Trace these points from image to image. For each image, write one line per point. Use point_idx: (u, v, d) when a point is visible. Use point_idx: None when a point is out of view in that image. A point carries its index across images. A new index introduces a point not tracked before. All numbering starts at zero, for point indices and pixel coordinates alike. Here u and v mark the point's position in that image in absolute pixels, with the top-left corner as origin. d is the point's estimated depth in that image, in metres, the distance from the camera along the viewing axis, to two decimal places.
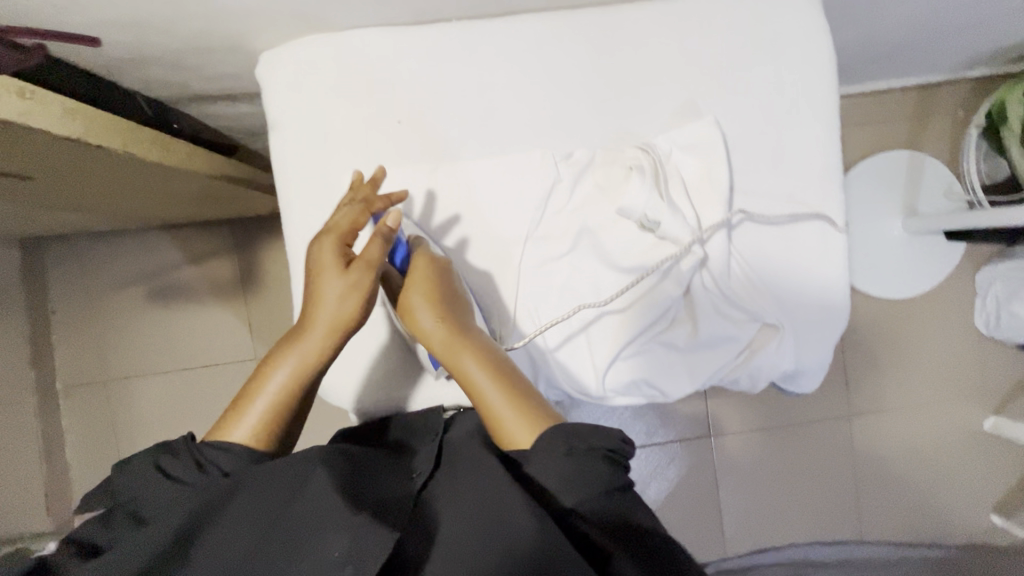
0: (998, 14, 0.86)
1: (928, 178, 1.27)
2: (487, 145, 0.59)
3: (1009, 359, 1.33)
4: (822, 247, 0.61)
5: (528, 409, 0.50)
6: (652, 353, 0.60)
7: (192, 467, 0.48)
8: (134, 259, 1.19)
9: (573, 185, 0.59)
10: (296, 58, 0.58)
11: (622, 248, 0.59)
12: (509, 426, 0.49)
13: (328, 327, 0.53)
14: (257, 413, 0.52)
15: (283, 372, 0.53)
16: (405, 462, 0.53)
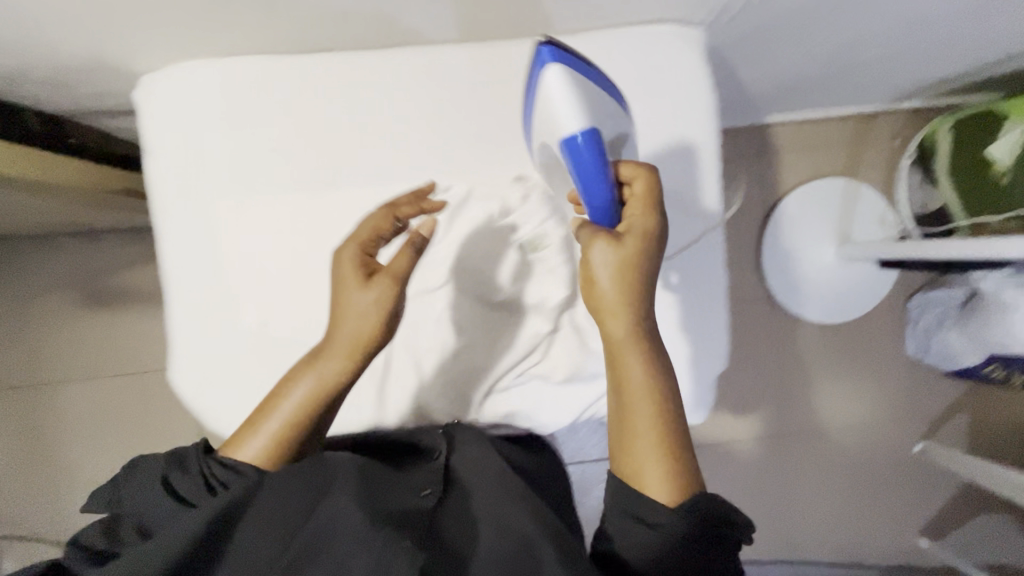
0: (909, 54, 0.87)
1: (862, 206, 1.29)
2: (363, 178, 0.59)
3: (940, 385, 1.35)
4: (696, 288, 0.65)
5: (671, 453, 0.47)
6: (533, 385, 0.61)
7: (195, 482, 0.49)
8: (66, 262, 1.17)
9: (452, 220, 0.59)
10: (175, 84, 0.58)
11: (495, 282, 0.60)
12: (645, 468, 0.47)
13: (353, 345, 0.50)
14: (270, 428, 0.50)
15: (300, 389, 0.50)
16: (412, 479, 0.53)
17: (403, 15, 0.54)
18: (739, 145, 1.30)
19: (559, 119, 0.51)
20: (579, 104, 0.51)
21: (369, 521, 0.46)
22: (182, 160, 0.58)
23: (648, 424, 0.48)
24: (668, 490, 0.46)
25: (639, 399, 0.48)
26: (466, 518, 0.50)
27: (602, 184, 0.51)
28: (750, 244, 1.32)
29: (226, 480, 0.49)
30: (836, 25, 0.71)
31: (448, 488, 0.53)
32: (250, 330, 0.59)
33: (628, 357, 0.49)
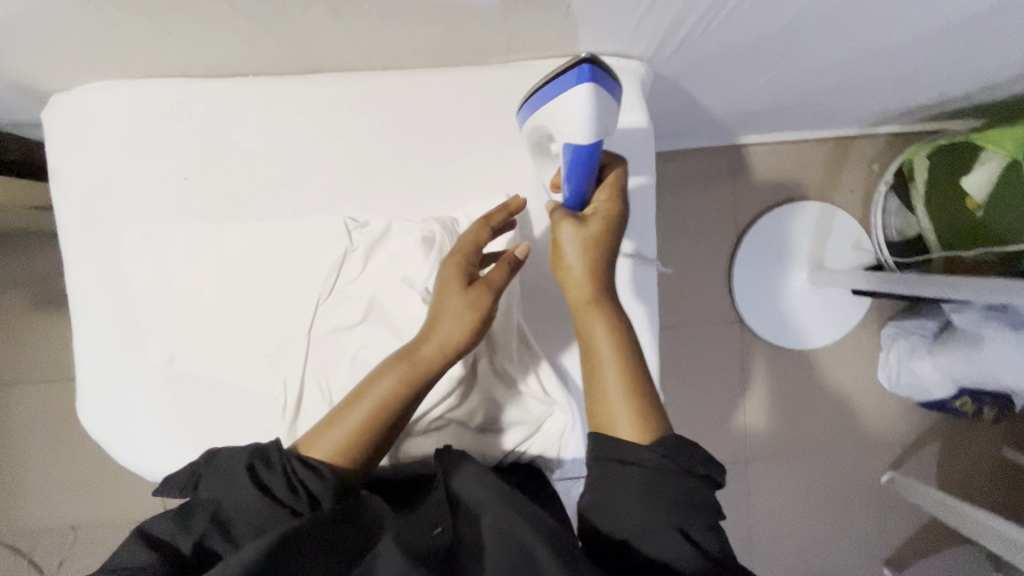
0: (880, 83, 0.83)
1: (837, 231, 1.26)
2: (279, 208, 0.57)
3: (908, 414, 1.32)
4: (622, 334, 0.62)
5: (636, 398, 0.48)
6: (454, 428, 0.59)
7: (283, 484, 0.46)
8: (12, 265, 1.14)
9: (367, 257, 0.57)
10: (83, 105, 0.55)
11: (410, 323, 0.56)
12: (614, 413, 0.47)
13: (449, 341, 0.50)
14: (356, 422, 0.49)
15: (386, 384, 0.49)
16: (417, 516, 0.50)
17: (317, 42, 0.51)
18: (713, 165, 1.27)
19: (567, 126, 0.45)
20: (597, 121, 0.45)
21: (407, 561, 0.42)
22: (89, 187, 0.56)
23: (613, 373, 0.49)
24: (636, 428, 0.46)
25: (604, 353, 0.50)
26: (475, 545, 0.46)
27: (587, 182, 0.51)
28: (722, 265, 1.29)
29: (305, 482, 0.47)
30: (790, 59, 0.68)
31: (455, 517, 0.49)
32: (157, 363, 0.57)
33: (583, 311, 0.51)
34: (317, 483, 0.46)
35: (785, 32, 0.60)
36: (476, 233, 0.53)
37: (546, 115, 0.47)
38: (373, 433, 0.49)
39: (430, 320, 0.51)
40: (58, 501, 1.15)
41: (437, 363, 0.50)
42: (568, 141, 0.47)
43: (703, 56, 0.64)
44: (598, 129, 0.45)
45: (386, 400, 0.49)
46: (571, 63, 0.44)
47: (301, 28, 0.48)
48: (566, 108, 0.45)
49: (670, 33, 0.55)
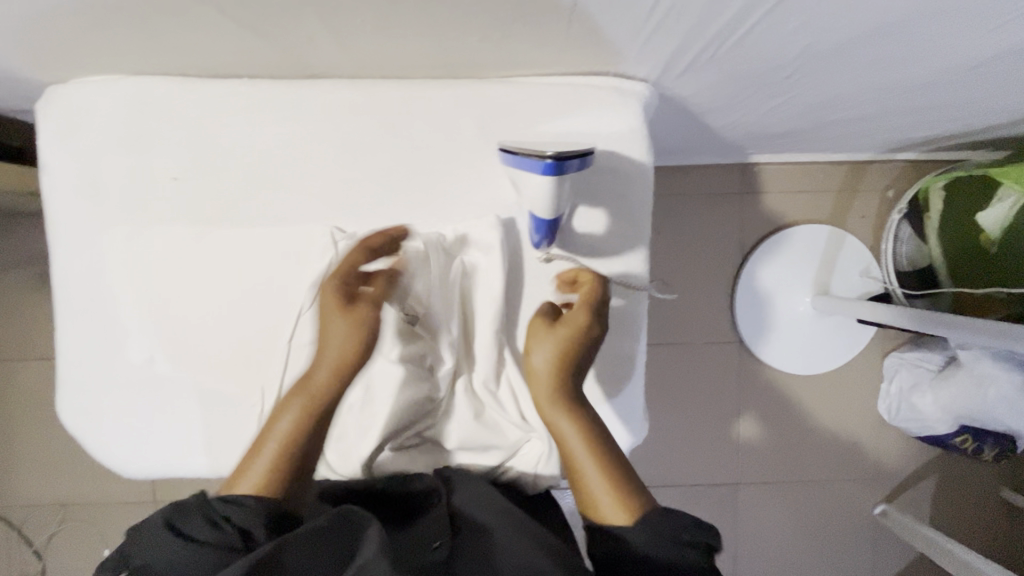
0: (901, 113, 0.80)
1: (844, 257, 1.24)
2: (265, 215, 0.56)
3: (906, 448, 1.30)
4: (602, 365, 0.60)
5: (617, 479, 0.48)
6: (428, 448, 0.59)
7: (207, 523, 0.41)
8: (12, 241, 1.13)
9: None
10: (75, 99, 0.55)
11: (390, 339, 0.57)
12: (599, 499, 0.47)
13: (343, 356, 0.50)
14: (271, 456, 0.47)
15: (289, 418, 0.49)
16: (416, 532, 0.48)
17: (311, 50, 0.50)
18: (722, 181, 1.25)
19: (533, 198, 0.51)
20: (557, 202, 0.50)
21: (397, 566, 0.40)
22: (78, 183, 0.56)
23: (588, 461, 0.49)
24: (619, 510, 0.46)
25: (578, 443, 0.50)
26: (482, 563, 0.44)
27: (550, 230, 0.54)
28: (725, 283, 1.26)
29: (228, 516, 0.42)
30: (801, 86, 0.66)
31: (455, 538, 0.48)
32: (139, 363, 0.57)
33: (551, 410, 0.52)
34: (239, 512, 0.43)
35: (796, 59, 0.57)
36: (348, 259, 0.53)
37: (519, 178, 0.52)
38: (294, 459, 0.47)
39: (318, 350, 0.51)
40: (51, 476, 1.16)
41: (334, 384, 0.50)
42: (533, 211, 0.52)
43: (711, 80, 0.62)
44: (555, 207, 0.51)
45: (293, 428, 0.48)
46: (544, 154, 0.47)
47: (290, 32, 0.47)
48: (534, 187, 0.49)
49: (676, 56, 0.53)
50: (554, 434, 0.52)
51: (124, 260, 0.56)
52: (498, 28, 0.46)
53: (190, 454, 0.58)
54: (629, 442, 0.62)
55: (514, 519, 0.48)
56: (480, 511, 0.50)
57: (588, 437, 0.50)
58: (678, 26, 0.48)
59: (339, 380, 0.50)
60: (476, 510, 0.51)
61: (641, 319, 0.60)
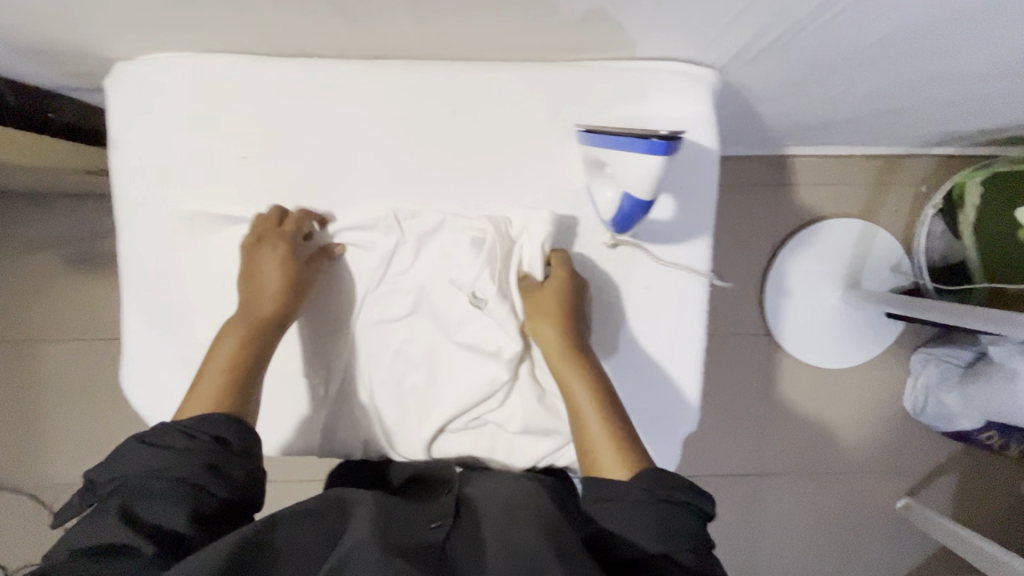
0: (956, 105, 0.79)
1: (876, 252, 1.23)
2: (335, 197, 0.57)
3: (930, 443, 1.30)
4: (663, 353, 0.60)
5: (617, 433, 0.49)
6: (487, 432, 0.60)
7: (178, 436, 0.44)
8: (50, 223, 1.13)
9: (417, 250, 0.57)
10: (147, 76, 0.55)
11: (456, 322, 0.57)
12: (599, 452, 0.48)
13: (279, 296, 0.54)
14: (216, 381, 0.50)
15: (225, 350, 0.52)
16: (426, 513, 0.50)
17: (387, 29, 0.50)
18: (756, 174, 1.25)
19: (630, 181, 0.49)
20: (658, 183, 0.48)
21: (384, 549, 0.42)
22: (147, 162, 0.56)
23: (592, 416, 0.50)
24: (619, 463, 0.47)
25: (583, 400, 0.51)
26: (477, 544, 0.46)
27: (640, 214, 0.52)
28: (756, 276, 1.26)
29: (200, 428, 0.46)
30: (862, 76, 0.66)
31: (456, 520, 0.49)
32: (203, 341, 0.57)
33: (561, 367, 0.53)
34: (206, 423, 0.46)
35: (867, 49, 0.57)
36: (300, 217, 0.56)
37: (614, 157, 0.49)
38: (237, 387, 0.50)
39: (249, 293, 0.55)
40: (86, 455, 1.17)
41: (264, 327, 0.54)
42: (627, 190, 0.50)
43: (778, 67, 0.62)
44: (658, 185, 0.49)
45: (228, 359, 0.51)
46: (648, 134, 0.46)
47: (373, 11, 0.46)
48: (634, 170, 0.48)
49: (750, 43, 0.53)
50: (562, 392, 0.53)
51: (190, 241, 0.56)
52: (583, 10, 0.46)
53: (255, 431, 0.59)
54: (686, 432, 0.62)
55: (518, 506, 0.50)
56: (498, 499, 0.52)
57: (594, 394, 0.51)
58: (763, 12, 0.47)
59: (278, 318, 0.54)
60: (481, 498, 0.53)
61: (703, 305, 0.60)
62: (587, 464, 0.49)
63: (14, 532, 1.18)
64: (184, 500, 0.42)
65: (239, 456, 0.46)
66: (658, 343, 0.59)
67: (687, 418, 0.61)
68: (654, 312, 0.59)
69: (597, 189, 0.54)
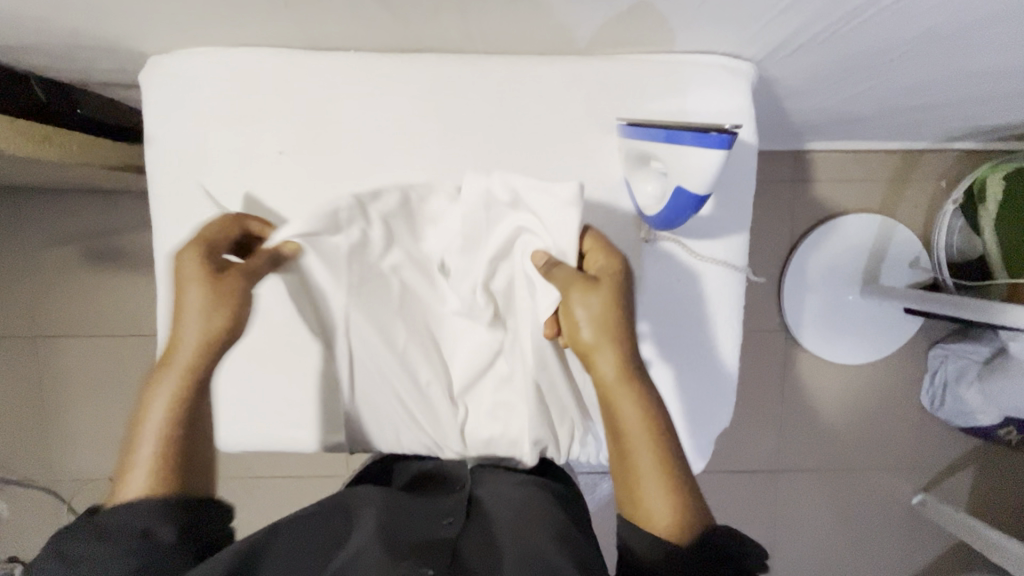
0: (983, 100, 0.78)
1: (896, 247, 1.22)
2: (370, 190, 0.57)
3: (947, 439, 1.30)
4: (699, 345, 0.60)
5: (672, 480, 0.46)
6: (511, 416, 0.60)
7: (100, 541, 0.41)
8: (70, 219, 1.13)
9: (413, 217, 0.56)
10: (182, 70, 0.55)
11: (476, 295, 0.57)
12: (648, 499, 0.46)
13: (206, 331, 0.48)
14: (146, 457, 0.45)
15: (164, 400, 0.47)
16: (436, 508, 0.52)
17: (426, 23, 0.49)
18: (774, 169, 1.24)
19: (688, 174, 0.48)
20: (714, 177, 0.48)
21: (385, 548, 0.44)
22: (183, 158, 0.56)
23: (647, 457, 0.47)
24: (670, 516, 0.46)
25: (637, 435, 0.47)
26: (489, 543, 0.47)
27: (690, 209, 0.51)
28: (773, 271, 1.26)
29: (126, 523, 0.43)
30: (896, 71, 0.65)
31: (467, 519, 0.51)
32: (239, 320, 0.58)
33: (616, 393, 0.48)
34: (136, 516, 0.43)
35: (907, 44, 0.56)
36: (225, 227, 0.52)
37: (669, 152, 0.49)
38: (169, 456, 0.46)
39: (172, 333, 0.49)
40: (105, 449, 1.17)
41: (202, 357, 0.48)
42: (683, 185, 0.49)
43: (814, 61, 0.61)
44: (715, 180, 0.48)
45: (163, 426, 0.46)
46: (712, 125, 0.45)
47: (414, 4, 0.46)
48: (692, 162, 0.47)
49: (791, 38, 0.53)
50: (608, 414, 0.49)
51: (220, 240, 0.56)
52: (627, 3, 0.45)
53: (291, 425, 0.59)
54: (720, 425, 0.61)
55: (530, 510, 0.52)
56: (511, 500, 0.54)
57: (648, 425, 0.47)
58: (809, 7, 0.47)
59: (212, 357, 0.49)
60: (490, 499, 0.54)
61: (740, 297, 0.60)
62: (631, 505, 0.47)
63: (35, 526, 1.19)
64: None
65: (177, 544, 0.43)
66: (695, 337, 0.59)
67: (722, 409, 0.61)
68: (693, 301, 0.59)
69: (638, 182, 0.54)
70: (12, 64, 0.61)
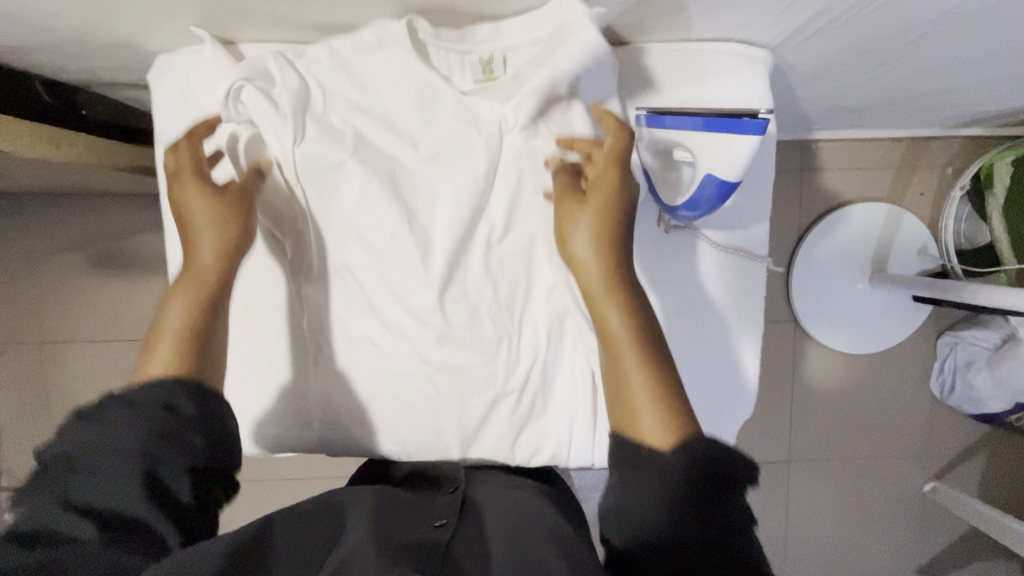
0: (991, 84, 0.78)
1: (904, 234, 1.22)
2: (384, 170, 0.54)
3: (957, 427, 1.30)
4: (720, 336, 0.59)
5: (668, 398, 0.44)
6: (505, 289, 0.55)
7: (141, 407, 0.42)
8: (75, 222, 1.12)
9: (405, 73, 0.53)
10: (191, 68, 0.55)
11: (473, 176, 0.54)
12: (638, 414, 0.44)
13: (214, 242, 0.50)
14: (169, 332, 0.47)
15: (181, 304, 0.49)
16: (426, 511, 0.50)
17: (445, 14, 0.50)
18: (781, 159, 1.24)
19: (718, 159, 0.48)
20: (743, 165, 0.49)
21: (375, 552, 0.41)
22: (184, 122, 0.56)
23: (635, 368, 0.46)
24: (662, 431, 0.43)
25: (624, 346, 0.47)
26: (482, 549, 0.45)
27: (716, 199, 0.51)
28: (781, 262, 1.26)
29: (149, 396, 0.43)
30: (911, 56, 0.65)
31: (461, 521, 0.50)
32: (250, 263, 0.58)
33: (602, 300, 0.48)
34: (161, 390, 0.44)
35: (925, 29, 0.56)
36: (183, 158, 0.52)
37: (695, 141, 0.50)
38: (196, 340, 0.47)
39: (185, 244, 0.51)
40: None
41: (218, 268, 0.50)
42: (711, 171, 0.49)
43: (828, 49, 0.61)
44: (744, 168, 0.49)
45: (184, 315, 0.48)
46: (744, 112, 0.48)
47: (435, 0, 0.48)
48: (723, 144, 0.48)
49: (807, 24, 0.52)
50: (595, 323, 0.49)
51: (237, 84, 0.52)
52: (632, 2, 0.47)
53: (309, 425, 0.59)
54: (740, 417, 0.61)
55: (528, 519, 0.50)
56: (504, 508, 0.52)
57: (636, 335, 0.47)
58: None
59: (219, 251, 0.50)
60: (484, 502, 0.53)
61: (762, 284, 0.59)
62: (621, 423, 0.45)
63: None
64: (137, 483, 0.40)
65: (200, 444, 0.43)
66: (719, 328, 0.59)
67: (747, 398, 0.60)
68: (720, 288, 0.58)
69: (662, 171, 0.54)
70: (17, 65, 0.60)
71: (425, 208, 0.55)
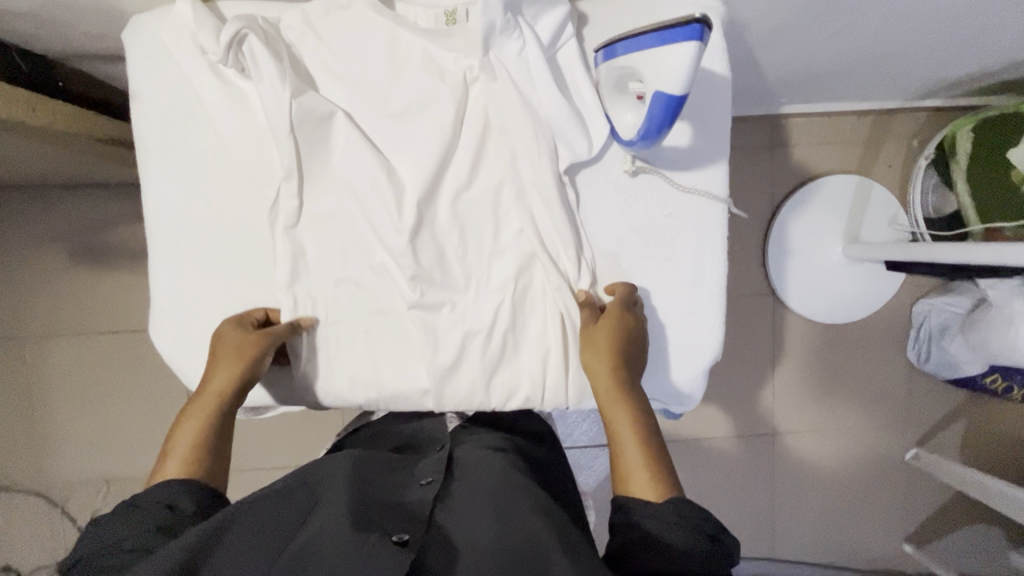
0: (943, 46, 0.81)
1: (874, 204, 1.24)
2: (357, 119, 0.56)
3: (936, 393, 1.32)
4: (687, 276, 0.61)
5: (658, 473, 0.47)
6: (472, 233, 0.57)
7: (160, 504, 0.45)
8: (56, 214, 1.12)
9: (373, 23, 0.55)
10: (162, 26, 0.56)
11: (440, 122, 0.56)
12: (632, 477, 0.47)
13: (230, 369, 0.53)
14: (179, 449, 0.49)
15: (189, 427, 0.50)
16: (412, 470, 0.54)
17: None
18: (753, 137, 1.27)
19: (662, 72, 0.49)
20: (690, 75, 0.49)
21: (352, 521, 0.44)
22: (158, 79, 0.57)
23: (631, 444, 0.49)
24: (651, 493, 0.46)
25: (625, 434, 0.49)
26: (462, 511, 0.49)
27: (667, 118, 0.51)
28: (757, 237, 1.29)
29: (157, 497, 0.45)
30: (860, 12, 0.67)
31: (447, 481, 0.53)
32: (219, 220, 0.58)
33: (607, 399, 0.51)
34: (164, 491, 0.46)
35: None
36: (249, 311, 0.58)
37: (645, 62, 0.50)
38: (204, 456, 0.49)
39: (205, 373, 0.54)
40: (103, 448, 1.16)
41: (229, 395, 0.52)
42: (659, 90, 0.50)
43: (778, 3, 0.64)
44: (690, 80, 0.49)
45: (193, 432, 0.50)
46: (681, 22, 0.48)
47: None
48: (664, 58, 0.49)
49: None
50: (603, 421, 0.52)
51: (242, 33, 0.53)
52: None
53: (287, 376, 0.60)
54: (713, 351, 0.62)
55: (507, 472, 0.53)
56: (481, 457, 0.56)
57: (639, 424, 0.50)
58: None
59: (233, 381, 0.53)
60: (466, 460, 0.56)
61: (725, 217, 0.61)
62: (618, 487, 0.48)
63: (29, 532, 1.16)
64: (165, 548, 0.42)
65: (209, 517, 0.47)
66: (686, 266, 0.60)
67: (714, 338, 0.61)
68: (686, 225, 0.60)
69: (618, 112, 0.55)
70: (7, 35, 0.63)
71: (397, 159, 0.57)
